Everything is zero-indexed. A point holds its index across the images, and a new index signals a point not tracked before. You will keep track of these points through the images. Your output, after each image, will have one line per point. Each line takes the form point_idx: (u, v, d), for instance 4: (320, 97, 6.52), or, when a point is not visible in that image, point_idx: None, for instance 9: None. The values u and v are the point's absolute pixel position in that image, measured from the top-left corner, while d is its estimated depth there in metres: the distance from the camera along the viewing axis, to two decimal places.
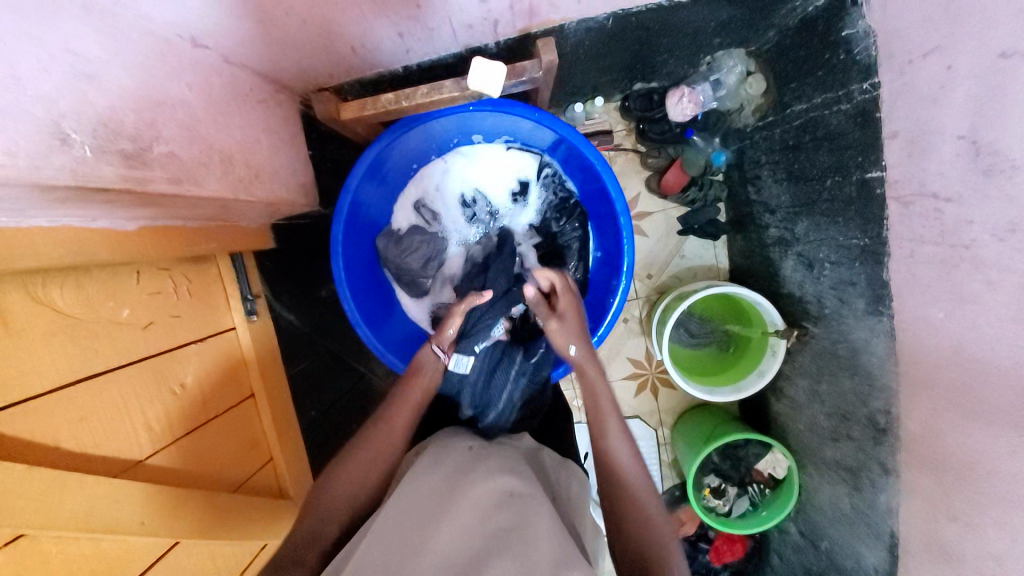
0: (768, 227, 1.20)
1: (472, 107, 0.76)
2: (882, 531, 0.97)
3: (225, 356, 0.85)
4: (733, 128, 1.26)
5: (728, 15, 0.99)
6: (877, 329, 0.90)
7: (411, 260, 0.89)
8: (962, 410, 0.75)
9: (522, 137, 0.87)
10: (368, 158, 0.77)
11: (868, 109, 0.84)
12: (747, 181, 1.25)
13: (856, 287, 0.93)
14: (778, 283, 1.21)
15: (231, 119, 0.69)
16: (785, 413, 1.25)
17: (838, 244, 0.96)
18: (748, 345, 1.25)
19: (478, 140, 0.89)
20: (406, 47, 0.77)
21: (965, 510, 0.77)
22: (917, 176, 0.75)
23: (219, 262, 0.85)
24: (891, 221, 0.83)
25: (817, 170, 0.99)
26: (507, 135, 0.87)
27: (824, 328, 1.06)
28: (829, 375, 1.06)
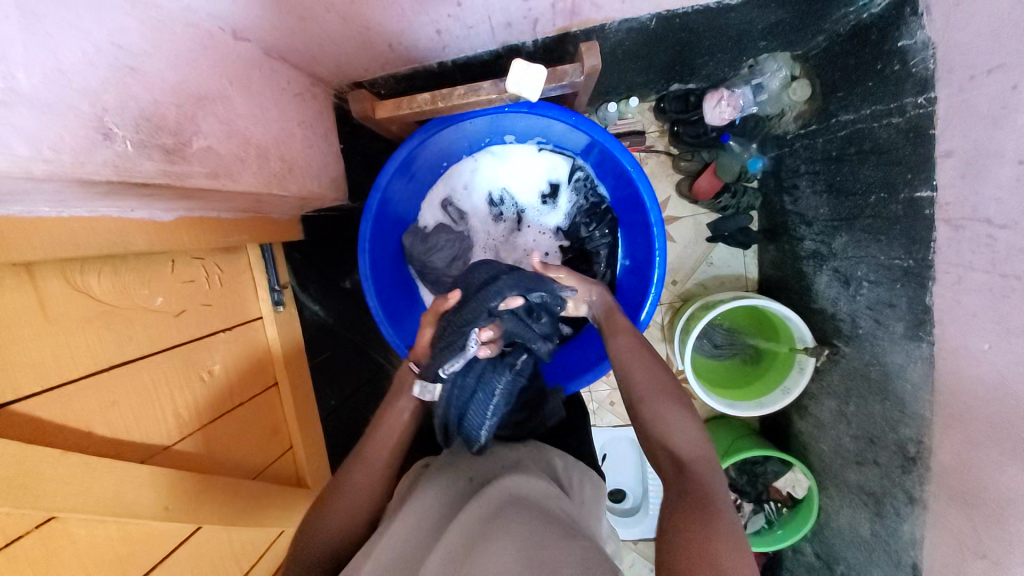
0: (804, 239, 1.16)
1: (507, 108, 0.74)
2: (903, 561, 0.94)
3: (251, 344, 0.86)
4: (772, 135, 1.22)
5: (777, 18, 0.95)
6: (914, 355, 0.86)
7: (437, 259, 0.88)
8: (1002, 447, 0.71)
9: (555, 139, 0.85)
10: (400, 157, 0.77)
11: (921, 124, 0.80)
12: (784, 190, 1.21)
13: (894, 310, 0.89)
14: (809, 298, 1.17)
15: (268, 113, 0.69)
16: (808, 431, 1.22)
17: (879, 263, 0.92)
18: (773, 360, 1.22)
19: (509, 140, 0.87)
20: (442, 44, 0.76)
21: (995, 550, 0.74)
22: (971, 199, 0.71)
23: (250, 253, 0.87)
24: (938, 243, 0.79)
25: (861, 185, 0.94)
26: (540, 137, 0.86)
27: (856, 348, 1.02)
28: (858, 397, 1.02)
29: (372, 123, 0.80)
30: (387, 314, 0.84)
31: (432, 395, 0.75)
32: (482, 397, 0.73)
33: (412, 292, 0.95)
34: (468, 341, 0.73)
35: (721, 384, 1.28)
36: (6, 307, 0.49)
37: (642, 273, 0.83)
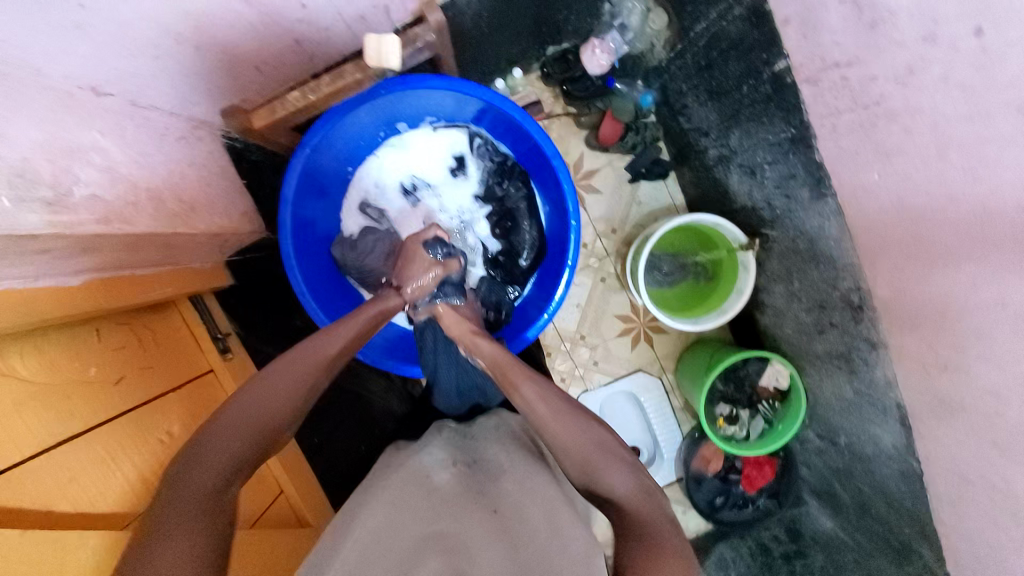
0: (707, 150, 1.23)
1: (385, 89, 0.76)
2: (888, 405, 0.99)
3: (208, 397, 0.86)
4: (651, 68, 1.29)
5: None
6: (826, 212, 0.92)
7: (370, 260, 0.89)
8: (919, 257, 0.78)
9: (444, 113, 0.89)
10: (298, 165, 0.78)
11: (759, 6, 0.90)
12: (677, 113, 1.29)
13: (797, 178, 0.96)
14: (730, 200, 1.24)
15: (152, 157, 0.70)
16: (772, 322, 1.28)
17: (769, 143, 0.99)
18: (721, 268, 1.28)
19: (404, 127, 0.90)
20: (306, 53, 0.81)
21: (951, 356, 0.79)
22: (818, 52, 0.80)
23: (180, 307, 0.89)
24: (807, 102, 0.87)
25: (732, 81, 1.02)
26: (431, 116, 0.89)
27: (781, 229, 1.08)
28: (797, 272, 1.09)
29: (258, 136, 0.84)
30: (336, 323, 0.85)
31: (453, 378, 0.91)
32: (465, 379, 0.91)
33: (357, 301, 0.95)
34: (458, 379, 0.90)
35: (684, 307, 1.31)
36: None
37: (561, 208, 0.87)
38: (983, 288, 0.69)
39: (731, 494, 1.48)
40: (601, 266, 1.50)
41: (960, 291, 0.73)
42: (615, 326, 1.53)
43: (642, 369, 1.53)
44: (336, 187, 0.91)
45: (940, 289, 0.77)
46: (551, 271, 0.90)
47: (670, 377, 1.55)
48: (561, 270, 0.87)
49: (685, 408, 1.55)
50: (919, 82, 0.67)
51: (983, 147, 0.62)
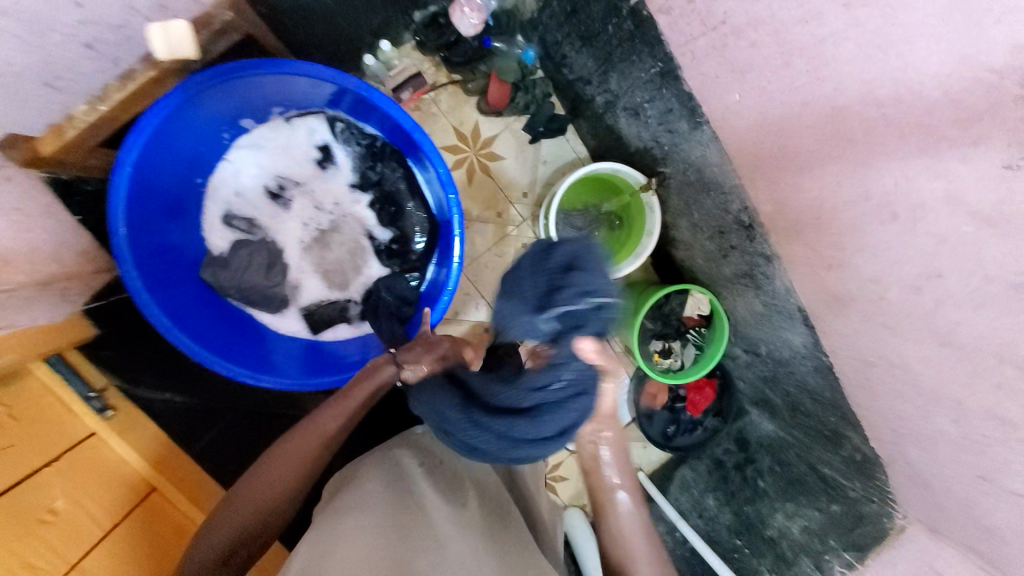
0: (594, 98, 1.22)
1: (197, 86, 0.71)
2: (792, 310, 1.04)
3: (92, 460, 0.86)
4: (525, 22, 1.27)
5: None
6: (704, 140, 0.94)
7: (249, 275, 0.88)
8: (786, 166, 0.81)
9: (291, 102, 0.86)
10: (119, 186, 0.71)
11: None
12: (560, 65, 1.26)
13: (674, 113, 0.96)
14: (625, 144, 1.25)
15: None
16: (686, 256, 1.33)
17: (643, 81, 0.98)
18: (630, 211, 1.28)
19: (251, 124, 0.88)
20: (107, 53, 0.77)
21: (833, 255, 0.83)
22: None
23: (39, 374, 0.88)
24: (665, 35, 0.88)
25: (597, 23, 1.01)
26: (278, 107, 0.87)
27: (672, 164, 1.10)
28: (694, 203, 1.11)
29: (58, 161, 0.80)
30: (213, 348, 0.80)
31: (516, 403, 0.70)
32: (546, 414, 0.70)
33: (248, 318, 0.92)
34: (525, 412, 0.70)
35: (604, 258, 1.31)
36: None
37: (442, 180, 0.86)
38: (848, 182, 0.73)
39: (680, 421, 1.56)
40: (520, 233, 1.48)
41: (825, 190, 0.77)
42: None
43: None
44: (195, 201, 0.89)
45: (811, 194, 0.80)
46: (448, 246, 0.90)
47: None
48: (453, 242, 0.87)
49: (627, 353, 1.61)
50: None
51: (828, 44, 0.64)
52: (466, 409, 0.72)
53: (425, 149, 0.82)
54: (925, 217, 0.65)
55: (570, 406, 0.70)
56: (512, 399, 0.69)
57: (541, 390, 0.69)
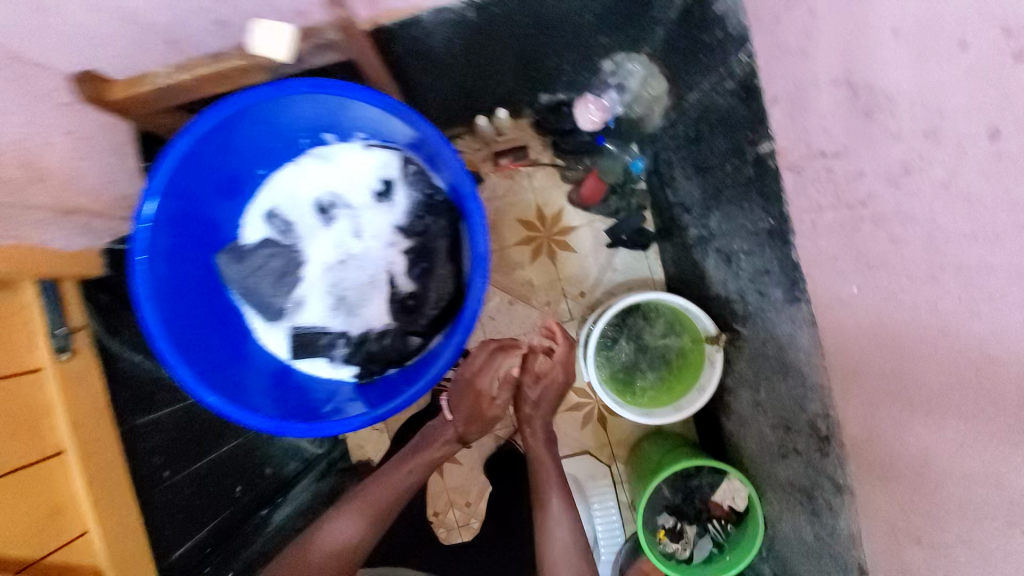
0: (689, 228, 1.11)
1: (288, 84, 0.64)
2: (850, 563, 0.79)
3: (17, 406, 0.67)
4: (646, 133, 1.23)
5: (605, 7, 0.93)
6: (797, 319, 0.79)
7: (255, 280, 0.76)
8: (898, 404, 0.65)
9: (377, 130, 0.76)
10: (174, 153, 0.64)
11: (748, 81, 0.77)
12: (665, 184, 1.20)
13: (770, 275, 0.83)
14: (706, 286, 1.10)
15: (10, 115, 0.59)
16: (735, 430, 1.11)
17: (748, 231, 0.86)
18: (686, 356, 1.11)
19: (331, 138, 0.78)
20: (219, 24, 0.70)
21: (928, 529, 0.62)
22: (803, 137, 0.68)
23: (22, 291, 0.70)
24: (787, 193, 0.74)
25: (716, 157, 0.92)
26: (364, 131, 0.77)
27: (751, 328, 0.94)
28: (765, 381, 0.93)
29: (117, 110, 0.69)
30: (200, 369, 0.68)
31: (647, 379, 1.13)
32: (653, 367, 1.14)
33: (240, 329, 0.79)
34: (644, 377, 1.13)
35: (662, 395, 1.12)
36: None
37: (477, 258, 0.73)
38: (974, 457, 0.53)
39: None
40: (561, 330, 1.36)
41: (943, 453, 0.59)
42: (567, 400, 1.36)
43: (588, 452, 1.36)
44: (253, 183, 0.79)
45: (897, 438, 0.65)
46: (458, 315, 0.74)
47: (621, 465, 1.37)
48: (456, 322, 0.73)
49: (632, 507, 1.35)
50: (913, 183, 0.54)
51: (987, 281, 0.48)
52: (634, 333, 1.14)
53: (473, 220, 0.70)
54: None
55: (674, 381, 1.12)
56: (653, 363, 1.13)
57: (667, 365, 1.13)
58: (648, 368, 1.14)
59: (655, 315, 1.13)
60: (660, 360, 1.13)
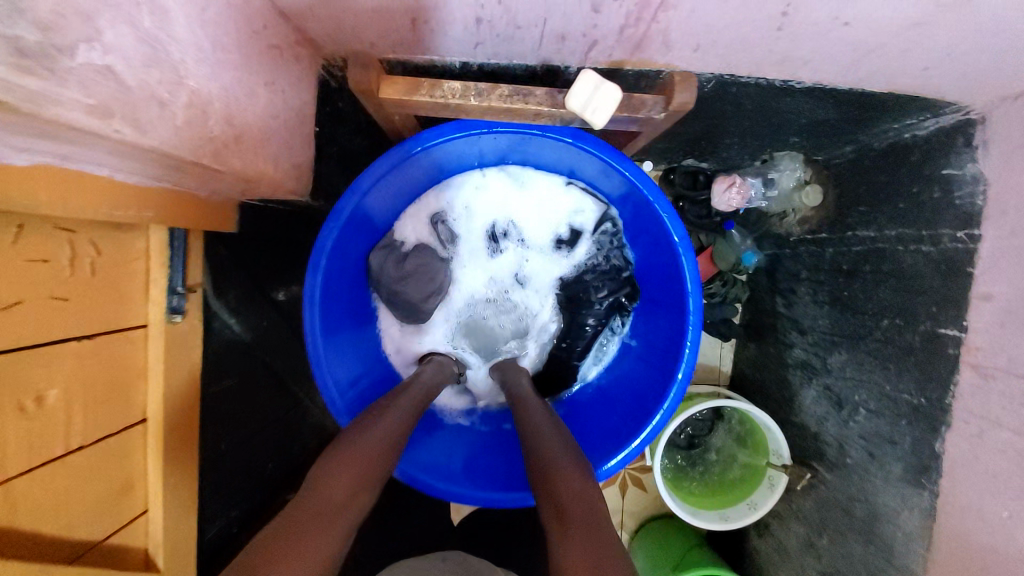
0: (793, 346, 1.09)
1: (554, 131, 0.68)
2: None
3: (114, 365, 0.61)
4: (773, 233, 1.16)
5: (825, 116, 0.86)
6: (911, 502, 0.79)
7: (409, 286, 0.83)
8: None
9: (589, 179, 0.83)
10: (388, 162, 0.68)
11: (956, 260, 0.75)
12: (778, 291, 1.16)
13: (895, 448, 0.82)
14: (790, 408, 1.08)
15: (227, 57, 0.49)
16: (766, 552, 1.11)
17: (882, 392, 0.86)
18: (747, 475, 1.09)
19: (536, 170, 0.85)
20: (477, 38, 0.61)
21: None
22: (1010, 352, 0.66)
23: (151, 236, 0.63)
24: (960, 388, 0.73)
25: (872, 305, 0.89)
26: (571, 173, 0.84)
27: (840, 477, 0.93)
28: (834, 531, 0.93)
29: (375, 104, 0.64)
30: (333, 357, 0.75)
31: (689, 474, 1.16)
32: (705, 469, 1.16)
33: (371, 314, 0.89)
34: (689, 471, 1.17)
35: (709, 500, 1.10)
36: None
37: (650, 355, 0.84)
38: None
39: None
40: None
41: None
42: None
43: None
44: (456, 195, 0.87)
45: None
46: (630, 401, 0.84)
47: (625, 538, 1.31)
48: (631, 411, 0.82)
49: None
50: None
51: None
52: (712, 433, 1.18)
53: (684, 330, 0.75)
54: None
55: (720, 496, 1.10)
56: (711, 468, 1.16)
57: (721, 479, 1.13)
58: (701, 467, 1.17)
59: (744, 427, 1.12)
60: (717, 469, 1.15)
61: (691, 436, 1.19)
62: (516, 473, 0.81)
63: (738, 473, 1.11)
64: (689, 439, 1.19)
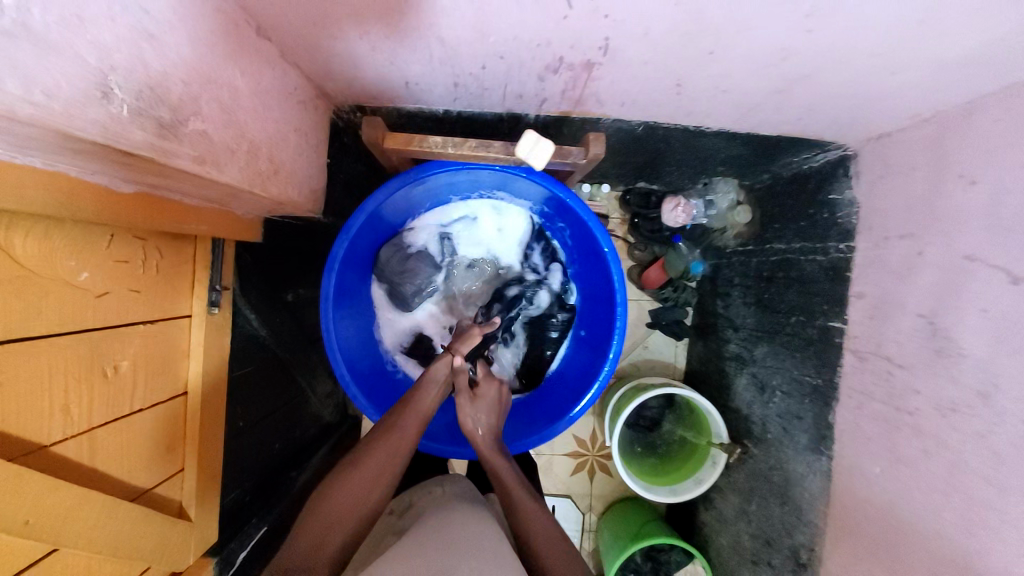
0: (729, 342, 1.28)
1: (514, 170, 0.84)
2: None
3: (166, 345, 0.77)
4: (714, 244, 1.35)
5: (738, 152, 1.08)
6: (814, 466, 0.96)
7: (405, 283, 1.00)
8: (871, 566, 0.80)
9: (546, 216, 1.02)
10: (388, 191, 0.86)
11: (840, 266, 0.93)
12: (718, 295, 1.35)
13: (801, 421, 1.00)
14: (728, 395, 1.27)
15: (270, 112, 0.66)
16: (711, 523, 1.28)
17: (792, 377, 1.04)
18: (693, 451, 1.26)
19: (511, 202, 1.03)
20: (455, 95, 0.79)
21: None
22: (877, 338, 0.84)
23: (197, 245, 0.80)
24: (845, 369, 0.90)
25: (784, 306, 1.08)
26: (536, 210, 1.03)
27: (763, 450, 1.11)
28: (759, 496, 1.10)
29: (377, 151, 0.82)
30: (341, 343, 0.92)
31: (639, 452, 1.34)
32: (651, 449, 1.35)
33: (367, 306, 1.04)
34: (638, 449, 1.35)
35: (658, 476, 1.27)
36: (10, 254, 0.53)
37: (593, 344, 1.00)
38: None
39: None
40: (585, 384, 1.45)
41: None
42: (566, 446, 1.47)
43: (570, 498, 1.46)
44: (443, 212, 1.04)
45: None
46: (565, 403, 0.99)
47: (594, 519, 1.47)
48: (563, 408, 0.97)
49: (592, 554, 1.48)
50: (957, 420, 0.68)
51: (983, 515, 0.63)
52: (659, 418, 1.37)
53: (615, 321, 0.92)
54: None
55: (668, 472, 1.28)
56: (658, 447, 1.35)
57: (666, 456, 1.33)
58: (647, 447, 1.36)
59: (688, 410, 1.30)
60: (661, 449, 1.34)
61: (643, 419, 1.38)
62: (478, 441, 0.98)
63: (683, 451, 1.30)
64: (639, 422, 1.38)
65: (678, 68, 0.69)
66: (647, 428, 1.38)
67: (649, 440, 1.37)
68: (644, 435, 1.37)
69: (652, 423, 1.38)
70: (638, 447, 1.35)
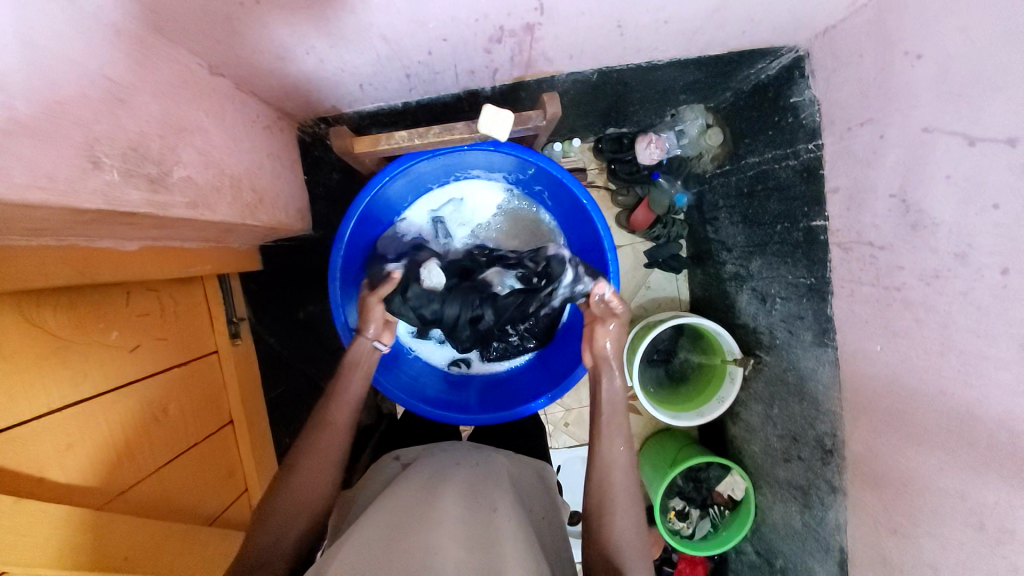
0: (725, 263, 1.32)
1: (477, 145, 0.86)
2: (832, 545, 1.04)
3: (205, 382, 0.83)
4: (694, 173, 1.37)
5: (695, 76, 1.10)
6: (823, 358, 1.01)
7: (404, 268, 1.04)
8: (889, 436, 0.86)
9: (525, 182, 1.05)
10: (369, 191, 0.88)
11: (813, 166, 0.96)
12: (707, 221, 1.37)
13: (804, 321, 1.05)
14: (734, 314, 1.32)
15: (241, 144, 0.70)
16: (741, 435, 1.35)
17: (788, 282, 1.08)
18: (711, 372, 1.32)
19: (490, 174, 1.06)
20: (410, 86, 0.81)
21: (903, 522, 0.84)
22: (857, 227, 0.87)
23: (205, 285, 0.86)
24: (834, 263, 0.94)
25: (768, 217, 1.11)
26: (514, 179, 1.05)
27: (775, 356, 1.17)
28: (780, 399, 1.16)
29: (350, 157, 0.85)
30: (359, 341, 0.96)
31: (660, 385, 1.41)
32: (671, 377, 1.42)
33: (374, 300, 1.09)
34: (658, 382, 1.42)
35: (681, 403, 1.34)
36: (44, 330, 0.57)
37: None
38: (949, 473, 0.74)
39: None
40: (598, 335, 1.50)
41: (920, 475, 0.80)
42: None
43: None
44: (428, 195, 1.08)
45: (891, 457, 0.86)
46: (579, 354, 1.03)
47: (632, 457, 1.55)
48: (577, 359, 1.01)
49: (638, 489, 1.56)
50: (940, 285, 0.72)
51: (978, 364, 0.67)
52: (673, 346, 1.42)
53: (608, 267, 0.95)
54: (1011, 541, 0.65)
55: (690, 396, 1.35)
56: (678, 372, 1.42)
57: (686, 380, 1.40)
58: (665, 376, 1.43)
59: (699, 337, 1.36)
60: (680, 375, 1.42)
61: (658, 352, 1.43)
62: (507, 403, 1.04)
63: (701, 374, 1.36)
64: (653, 355, 1.43)
65: (617, 11, 0.70)
66: (664, 357, 1.43)
67: (668, 368, 1.43)
68: (661, 365, 1.43)
69: (667, 353, 1.43)
70: (658, 379, 1.42)
